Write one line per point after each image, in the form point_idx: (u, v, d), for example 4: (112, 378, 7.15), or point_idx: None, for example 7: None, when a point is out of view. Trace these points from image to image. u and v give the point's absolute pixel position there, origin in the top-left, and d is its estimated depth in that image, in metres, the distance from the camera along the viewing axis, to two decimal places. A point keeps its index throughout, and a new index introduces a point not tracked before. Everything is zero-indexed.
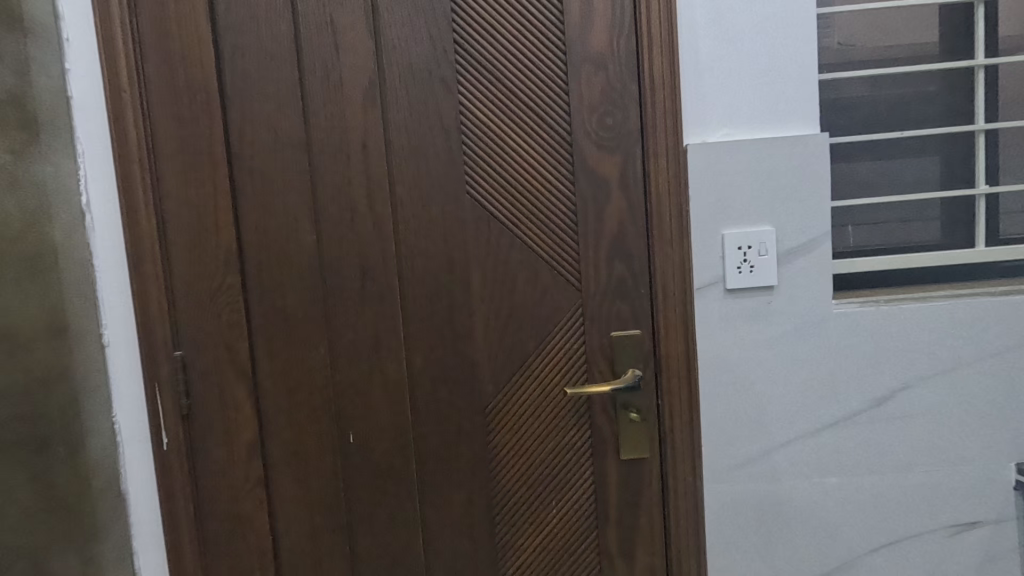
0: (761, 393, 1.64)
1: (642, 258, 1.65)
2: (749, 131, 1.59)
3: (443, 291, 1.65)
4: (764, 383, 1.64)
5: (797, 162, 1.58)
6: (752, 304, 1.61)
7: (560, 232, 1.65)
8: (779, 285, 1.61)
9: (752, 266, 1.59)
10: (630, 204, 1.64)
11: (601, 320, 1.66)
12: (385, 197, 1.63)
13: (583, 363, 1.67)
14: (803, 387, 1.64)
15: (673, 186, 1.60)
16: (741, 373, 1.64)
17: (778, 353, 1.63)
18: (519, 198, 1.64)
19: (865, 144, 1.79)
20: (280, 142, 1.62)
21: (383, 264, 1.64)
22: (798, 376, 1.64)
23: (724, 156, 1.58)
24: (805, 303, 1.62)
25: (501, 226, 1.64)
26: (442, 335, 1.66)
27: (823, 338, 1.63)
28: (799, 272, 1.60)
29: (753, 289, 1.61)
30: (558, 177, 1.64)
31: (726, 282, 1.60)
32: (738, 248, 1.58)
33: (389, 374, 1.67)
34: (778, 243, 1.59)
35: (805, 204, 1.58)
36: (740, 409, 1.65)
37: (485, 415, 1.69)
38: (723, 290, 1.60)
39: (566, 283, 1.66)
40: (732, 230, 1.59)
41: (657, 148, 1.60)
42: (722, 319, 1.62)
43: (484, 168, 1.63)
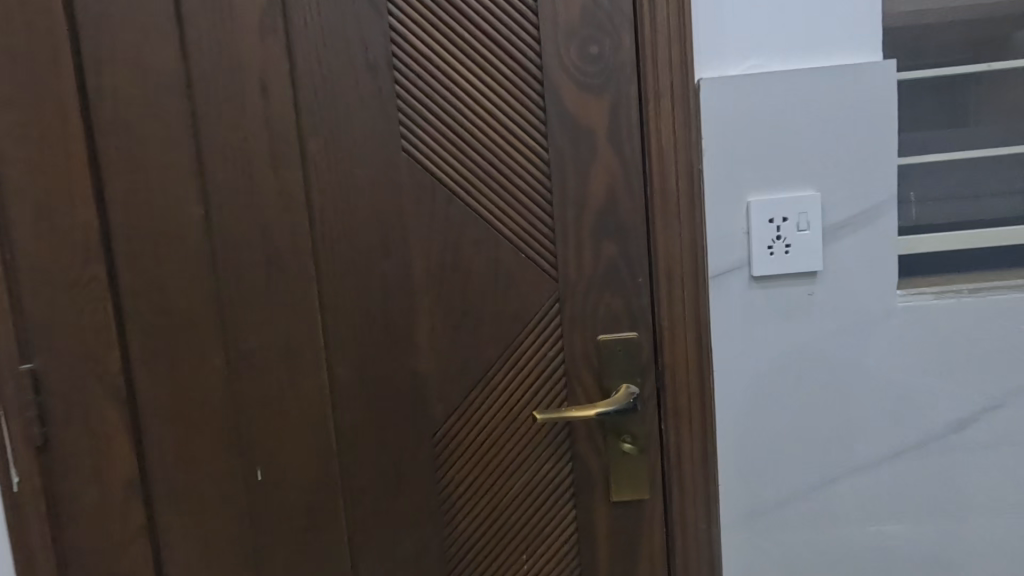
0: (798, 416, 1.23)
1: (638, 237, 1.23)
2: (783, 62, 1.16)
3: (374, 282, 1.25)
4: (802, 403, 1.23)
5: (850, 102, 1.15)
6: (786, 297, 1.20)
7: (528, 202, 1.23)
8: (824, 270, 1.19)
9: (787, 245, 1.17)
10: (622, 164, 1.22)
11: (583, 319, 1.25)
12: (295, 158, 1.22)
13: (561, 376, 1.27)
14: (854, 407, 1.23)
15: (681, 138, 1.18)
16: (771, 390, 1.23)
17: (821, 362, 1.22)
18: (472, 157, 1.22)
19: (941, 84, 1.28)
20: (151, 83, 1.20)
21: (295, 247, 1.24)
22: (848, 393, 1.23)
23: (750, 96, 1.15)
24: (858, 294, 1.20)
25: (448, 195, 1.23)
26: (374, 340, 1.26)
27: (882, 340, 1.21)
28: (850, 252, 1.19)
29: (789, 276, 1.19)
30: (525, 128, 1.22)
31: (751, 269, 1.19)
32: (768, 222, 1.17)
33: (307, 390, 1.27)
34: (823, 214, 1.18)
35: (862, 159, 1.16)
36: (769, 437, 1.24)
37: (434, 443, 1.29)
38: (747, 279, 1.19)
39: (538, 270, 1.24)
40: (760, 198, 1.17)
41: (658, 88, 1.18)
42: (745, 318, 1.21)
43: (424, 117, 1.22)
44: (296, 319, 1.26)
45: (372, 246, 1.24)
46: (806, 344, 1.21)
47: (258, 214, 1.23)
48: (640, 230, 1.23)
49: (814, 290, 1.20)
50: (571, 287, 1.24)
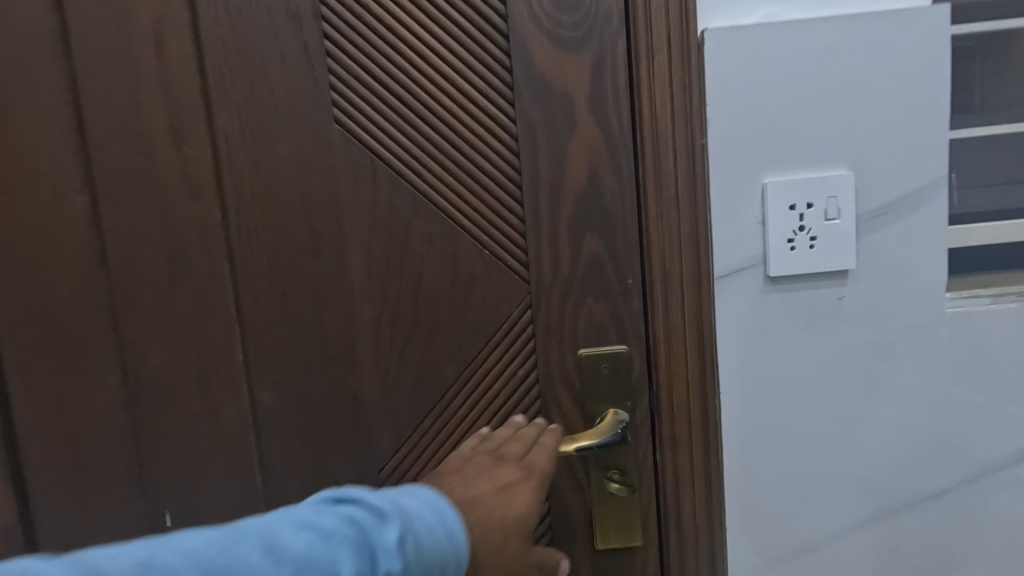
0: (823, 447, 1.02)
1: (628, 229, 1.00)
2: (807, 8, 0.93)
3: (303, 286, 1.01)
4: (828, 430, 1.01)
5: (890, 59, 0.92)
6: (809, 302, 0.97)
7: (492, 184, 0.99)
8: (857, 269, 0.97)
9: (812, 237, 0.95)
10: (608, 137, 0.98)
11: (560, 330, 1.02)
12: (201, 132, 0.98)
13: (534, 400, 1.04)
14: (891, 436, 1.01)
15: (679, 104, 0.95)
16: (789, 416, 1.01)
17: (852, 381, 1.00)
18: (422, 128, 0.98)
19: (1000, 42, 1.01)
20: (16, 35, 0.96)
21: (203, 243, 1.01)
22: (883, 418, 1.01)
23: (769, 48, 0.91)
24: (895, 297, 0.98)
25: (392, 176, 0.99)
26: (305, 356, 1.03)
27: (924, 355, 1.00)
28: (887, 246, 0.96)
29: (813, 276, 0.97)
30: (487, 92, 0.98)
31: (768, 266, 0.96)
32: (790, 208, 0.94)
33: (225, 417, 1.05)
34: (856, 198, 0.95)
35: (904, 131, 0.94)
36: (787, 472, 1.02)
37: (380, 480, 1.06)
38: (763, 279, 0.96)
39: (504, 269, 1.01)
40: (778, 178, 0.94)
41: (650, 41, 0.95)
42: (759, 328, 0.98)
43: (361, 79, 0.98)
44: (209, 330, 1.03)
45: (300, 241, 1.01)
46: (832, 361, 0.99)
47: (156, 202, 0.99)
48: (630, 219, 0.99)
49: (844, 292, 0.97)
50: (545, 290, 1.00)
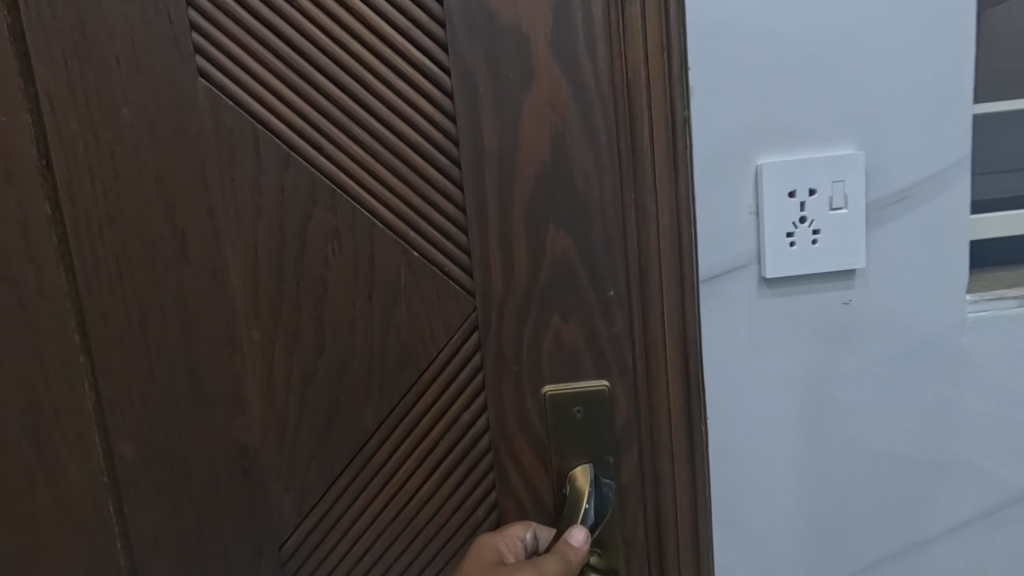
0: (851, 510, 0.76)
1: (608, 221, 0.72)
2: None
3: (167, 304, 0.74)
4: (856, 488, 0.76)
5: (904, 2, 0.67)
6: (808, 316, 0.71)
7: (419, 160, 0.72)
8: (866, 269, 0.71)
9: (812, 232, 0.69)
10: (578, 94, 0.70)
11: (517, 361, 0.74)
12: (16, 89, 0.71)
13: (484, 454, 0.77)
14: (941, 494, 0.76)
15: (671, 48, 0.67)
16: (807, 469, 0.75)
17: (875, 420, 0.74)
18: (319, 83, 0.71)
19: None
20: None
21: (31, 245, 0.74)
22: (931, 469, 0.76)
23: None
24: (919, 305, 0.72)
25: (281, 150, 0.72)
26: (172, 395, 0.76)
27: (972, 383, 0.74)
28: (904, 239, 0.71)
29: (814, 279, 0.71)
30: (410, 31, 0.70)
31: (755, 272, 0.70)
32: (784, 191, 0.68)
33: (72, 476, 0.78)
34: (867, 181, 0.69)
35: (924, 97, 0.68)
36: (801, 544, 0.76)
37: (281, 557, 0.80)
38: (748, 289, 0.70)
39: (439, 277, 0.73)
40: (773, 153, 0.68)
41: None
42: (745, 352, 0.72)
43: (232, 14, 0.70)
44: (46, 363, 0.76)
45: (160, 242, 0.73)
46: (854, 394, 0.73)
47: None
48: (610, 208, 0.72)
49: (846, 301, 0.71)
50: (496, 307, 0.73)
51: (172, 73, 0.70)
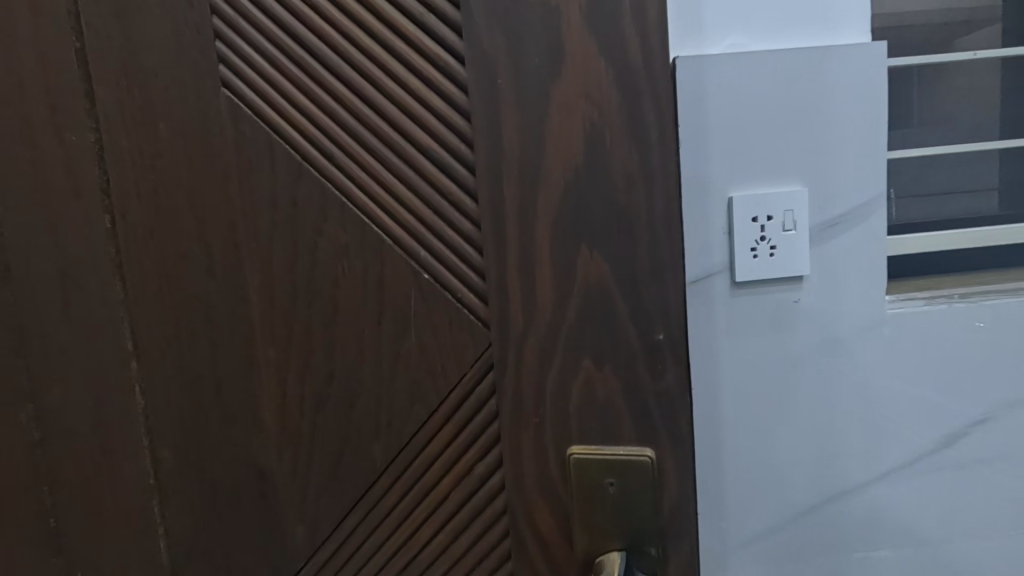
0: (812, 490, 0.79)
1: (655, 240, 0.56)
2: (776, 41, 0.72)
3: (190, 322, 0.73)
4: (814, 469, 0.78)
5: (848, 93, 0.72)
6: (756, 318, 0.75)
7: (432, 168, 0.61)
8: (810, 272, 0.74)
9: (770, 247, 0.73)
10: (621, 80, 0.55)
11: (537, 412, 0.61)
12: (85, 113, 0.75)
13: (499, 516, 0.64)
14: (891, 466, 0.79)
15: None
16: (763, 453, 0.78)
17: (822, 408, 0.77)
18: (331, 84, 0.64)
19: (944, 48, 0.92)
20: None
21: (95, 257, 0.78)
22: (879, 443, 0.79)
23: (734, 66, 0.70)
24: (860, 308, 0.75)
25: (295, 162, 0.67)
26: (202, 409, 0.76)
27: (908, 363, 0.77)
28: (842, 251, 0.74)
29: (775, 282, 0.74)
30: (423, 18, 0.60)
31: (724, 281, 0.73)
32: (744, 211, 0.71)
33: (127, 476, 0.82)
34: (812, 208, 0.73)
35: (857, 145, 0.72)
36: (767, 522, 0.79)
37: None
38: (716, 297, 0.74)
39: (450, 304, 0.62)
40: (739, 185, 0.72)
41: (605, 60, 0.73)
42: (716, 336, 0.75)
43: (251, 17, 0.66)
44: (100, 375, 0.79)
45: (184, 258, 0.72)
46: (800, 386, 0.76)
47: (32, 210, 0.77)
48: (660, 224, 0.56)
49: (795, 303, 0.75)
50: (515, 345, 0.60)
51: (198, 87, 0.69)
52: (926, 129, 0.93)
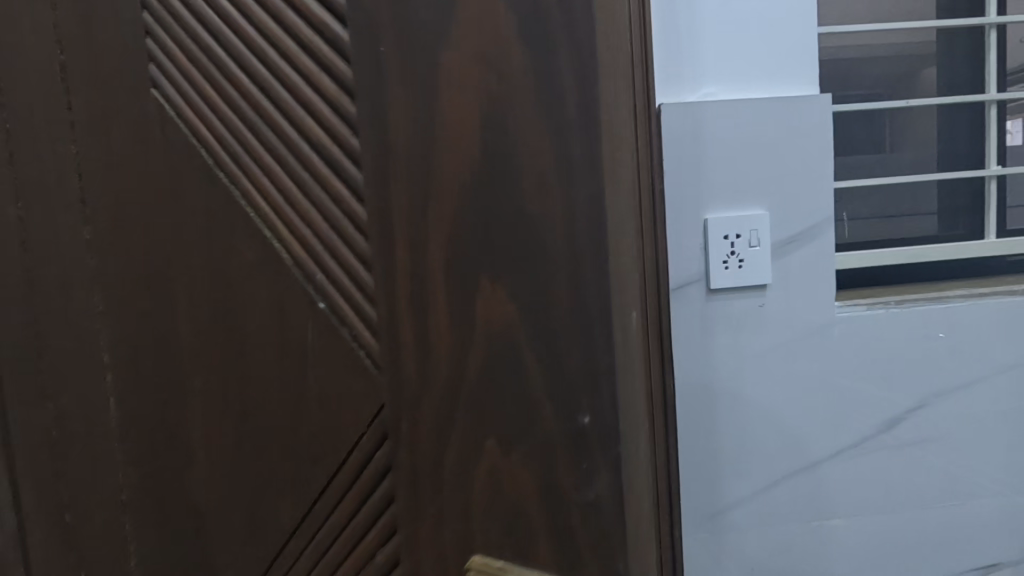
0: (754, 476, 0.71)
1: (556, 275, 0.55)
2: (747, 94, 0.68)
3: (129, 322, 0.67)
4: (757, 455, 0.70)
5: (812, 136, 0.67)
6: (718, 320, 0.68)
7: (329, 205, 0.59)
8: (773, 279, 0.68)
9: (738, 261, 0.67)
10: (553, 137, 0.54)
11: (436, 494, 0.58)
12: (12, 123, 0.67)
13: None
14: (873, 432, 0.72)
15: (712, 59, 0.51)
16: (694, 439, 0.70)
17: (766, 395, 0.70)
18: (246, 91, 0.62)
19: (910, 87, 0.85)
20: None
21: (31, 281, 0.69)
22: (862, 412, 0.72)
23: (714, 110, 0.67)
24: (819, 313, 0.69)
25: (206, 164, 0.64)
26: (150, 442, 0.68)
27: (886, 334, 0.71)
28: (803, 265, 0.68)
29: (741, 290, 0.68)
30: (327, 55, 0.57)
31: (699, 290, 0.68)
32: (716, 230, 0.67)
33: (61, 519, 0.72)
34: (773, 222, 0.68)
35: (813, 172, 0.67)
36: (744, 496, 0.71)
37: None
38: (692, 302, 0.68)
39: (352, 357, 0.60)
40: (717, 209, 0.67)
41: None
42: (689, 312, 0.68)
43: (182, 17, 0.63)
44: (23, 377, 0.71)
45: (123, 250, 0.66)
46: (738, 371, 0.69)
47: None
48: (566, 257, 0.55)
49: (760, 308, 0.69)
50: (412, 414, 0.58)
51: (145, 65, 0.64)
52: (891, 159, 0.84)
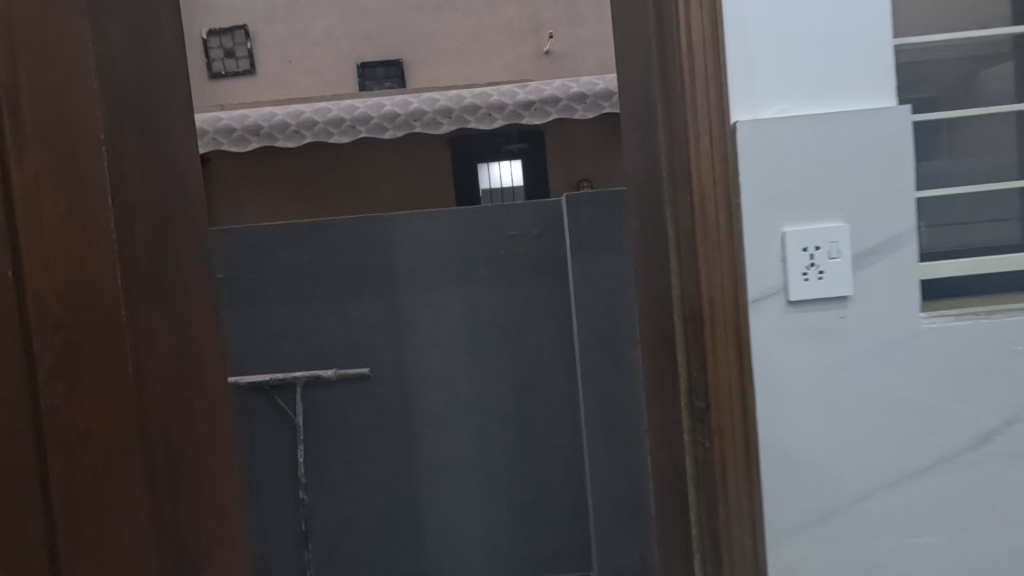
0: (836, 491, 0.68)
1: None
2: (825, 106, 0.67)
3: (155, 308, 0.70)
4: (839, 469, 0.68)
5: (887, 146, 0.66)
6: (797, 334, 0.66)
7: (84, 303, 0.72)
8: (854, 291, 0.67)
9: (818, 273, 0.65)
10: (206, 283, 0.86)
11: None
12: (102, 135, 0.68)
13: None
14: (960, 448, 0.69)
15: (732, 148, 0.65)
16: (773, 455, 0.67)
17: (840, 410, 0.67)
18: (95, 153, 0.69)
19: None
20: None
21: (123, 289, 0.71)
22: (948, 426, 0.68)
23: (793, 124, 0.66)
24: (900, 325, 0.67)
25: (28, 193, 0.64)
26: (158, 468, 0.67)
27: (971, 348, 0.68)
28: (884, 278, 0.67)
29: (824, 302, 0.66)
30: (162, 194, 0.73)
31: (780, 302, 0.66)
32: (795, 243, 0.65)
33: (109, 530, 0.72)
34: (853, 232, 0.66)
35: (893, 187, 0.66)
36: (824, 509, 0.68)
37: None
38: (770, 313, 0.66)
39: None
40: (795, 221, 0.66)
41: (642, 104, 0.75)
42: (770, 321, 0.66)
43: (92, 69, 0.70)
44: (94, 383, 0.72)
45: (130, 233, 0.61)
46: (810, 388, 0.67)
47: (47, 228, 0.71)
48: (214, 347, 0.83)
49: (841, 320, 0.67)
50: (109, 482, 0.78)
51: (72, 60, 0.60)
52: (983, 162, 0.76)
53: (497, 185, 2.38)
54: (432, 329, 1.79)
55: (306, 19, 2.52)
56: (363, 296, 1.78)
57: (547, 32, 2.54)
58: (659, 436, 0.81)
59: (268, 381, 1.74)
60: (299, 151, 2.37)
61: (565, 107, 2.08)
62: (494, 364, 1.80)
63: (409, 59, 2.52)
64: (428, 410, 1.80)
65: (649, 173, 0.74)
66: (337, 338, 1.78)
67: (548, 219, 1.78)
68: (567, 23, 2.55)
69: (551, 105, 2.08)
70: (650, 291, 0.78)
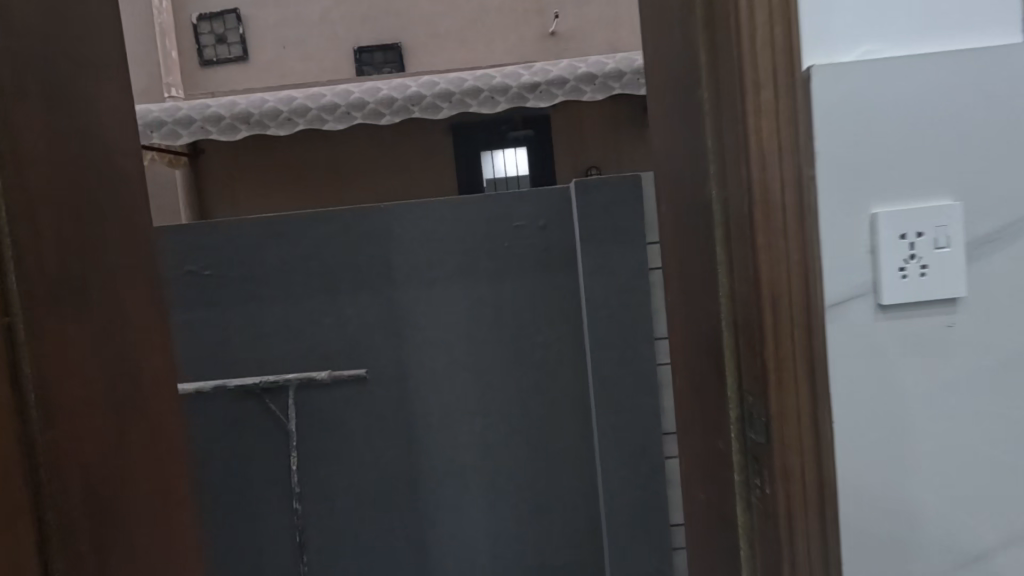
0: (936, 548, 0.56)
1: None
2: (929, 44, 0.54)
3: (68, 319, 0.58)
4: (941, 522, 0.56)
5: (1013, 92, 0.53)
6: (893, 351, 0.55)
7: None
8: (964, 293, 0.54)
9: (920, 267, 0.54)
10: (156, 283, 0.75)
11: None
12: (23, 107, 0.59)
13: None
14: None
15: (805, 110, 0.52)
16: (859, 504, 0.56)
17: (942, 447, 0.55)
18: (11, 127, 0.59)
19: None
20: None
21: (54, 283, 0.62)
22: None
23: (893, 66, 0.52)
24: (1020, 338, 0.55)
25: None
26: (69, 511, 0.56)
27: None
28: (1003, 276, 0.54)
29: (924, 308, 0.54)
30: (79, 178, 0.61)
31: (870, 307, 0.54)
32: (893, 229, 0.53)
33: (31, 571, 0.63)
34: (967, 213, 0.53)
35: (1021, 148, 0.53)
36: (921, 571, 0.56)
37: None
38: (861, 324, 0.54)
39: None
40: (893, 198, 0.53)
41: (677, 66, 0.65)
42: (860, 337, 0.54)
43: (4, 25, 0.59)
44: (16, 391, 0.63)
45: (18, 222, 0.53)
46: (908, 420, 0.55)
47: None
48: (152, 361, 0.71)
49: (947, 328, 0.55)
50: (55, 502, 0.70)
51: None
52: None
53: (501, 174, 2.31)
54: (431, 324, 1.73)
55: (301, 3, 2.45)
56: (361, 291, 1.73)
57: (553, 12, 2.46)
58: (699, 448, 0.75)
59: (258, 385, 1.71)
60: (295, 139, 2.32)
61: (573, 89, 2.00)
62: (498, 363, 1.74)
63: (408, 42, 2.44)
64: (429, 407, 1.75)
65: (694, 143, 0.63)
66: (333, 337, 1.73)
67: (555, 207, 1.71)
68: (573, 2, 2.46)
69: (558, 86, 2.00)
70: (689, 283, 0.71)
